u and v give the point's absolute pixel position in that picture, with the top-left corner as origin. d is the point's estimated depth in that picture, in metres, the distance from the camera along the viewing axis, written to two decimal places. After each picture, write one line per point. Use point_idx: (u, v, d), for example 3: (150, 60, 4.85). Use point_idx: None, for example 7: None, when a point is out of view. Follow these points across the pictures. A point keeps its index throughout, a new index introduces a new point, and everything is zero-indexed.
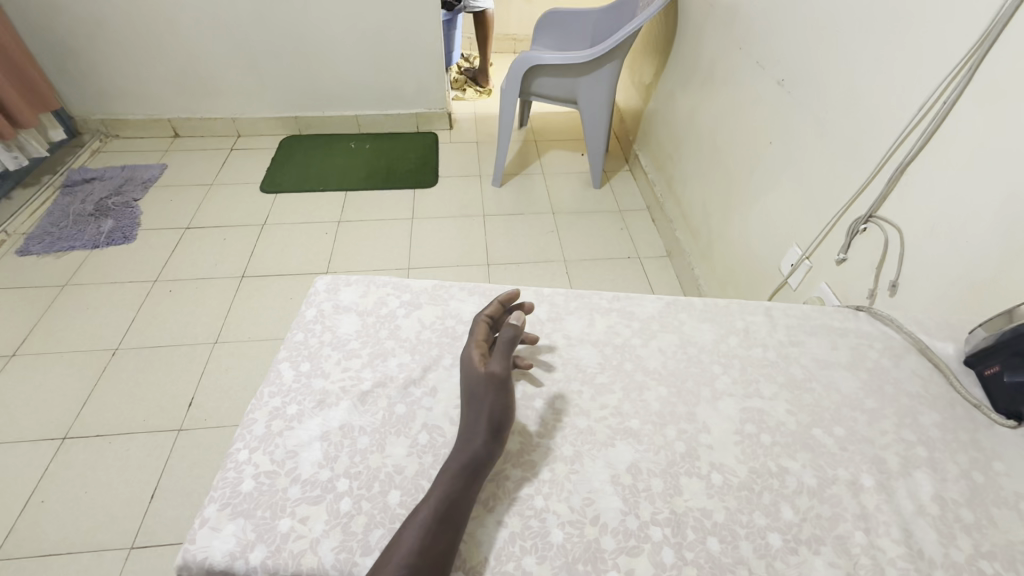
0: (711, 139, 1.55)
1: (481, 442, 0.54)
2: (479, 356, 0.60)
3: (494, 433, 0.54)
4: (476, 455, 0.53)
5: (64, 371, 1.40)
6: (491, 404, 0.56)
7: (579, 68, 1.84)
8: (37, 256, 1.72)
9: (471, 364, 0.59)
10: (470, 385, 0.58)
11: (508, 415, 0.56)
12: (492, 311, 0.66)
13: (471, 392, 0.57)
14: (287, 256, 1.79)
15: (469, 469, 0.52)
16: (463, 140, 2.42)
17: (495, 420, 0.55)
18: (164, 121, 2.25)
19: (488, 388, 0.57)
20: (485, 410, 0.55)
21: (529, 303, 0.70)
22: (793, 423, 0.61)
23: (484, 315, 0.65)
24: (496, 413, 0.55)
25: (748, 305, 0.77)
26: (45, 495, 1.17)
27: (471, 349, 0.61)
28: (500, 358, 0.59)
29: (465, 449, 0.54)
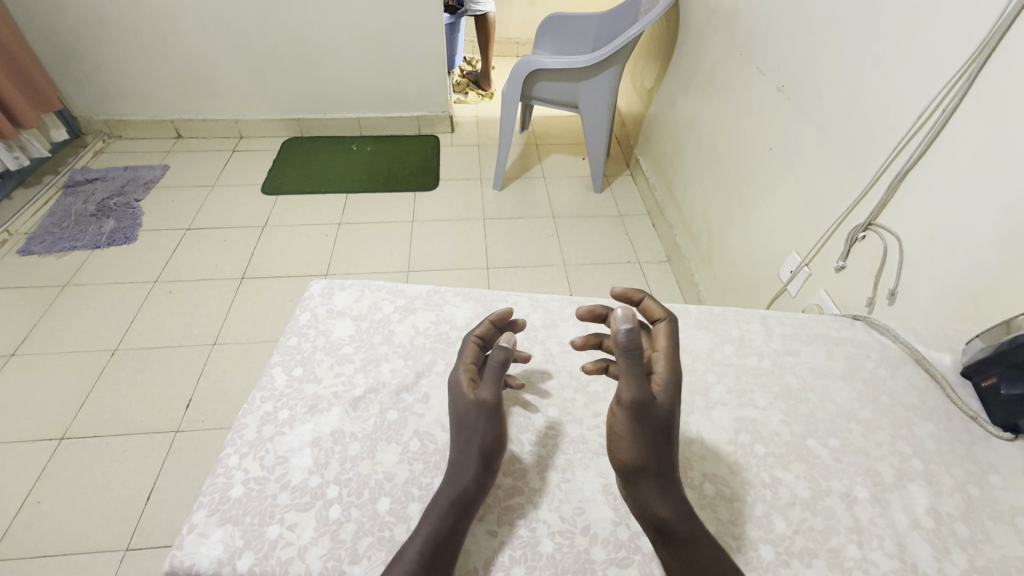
0: (711, 144, 1.55)
1: (472, 475, 0.52)
2: (468, 381, 0.57)
3: (484, 466, 0.53)
4: (466, 489, 0.51)
5: (63, 372, 1.41)
6: (482, 434, 0.53)
7: (579, 71, 1.84)
8: (38, 257, 1.72)
9: (459, 390, 0.56)
10: (459, 413, 0.55)
11: (499, 446, 0.54)
12: (482, 331, 0.62)
13: (460, 420, 0.55)
14: (286, 257, 1.80)
15: (459, 504, 0.50)
16: (465, 143, 2.43)
17: (485, 451, 0.53)
18: (166, 121, 2.27)
19: (479, 418, 0.54)
20: (476, 440, 0.53)
21: (522, 320, 0.66)
22: (787, 434, 0.61)
23: (473, 335, 0.61)
24: (487, 444, 0.53)
25: (744, 313, 0.76)
26: (42, 495, 1.17)
27: (459, 373, 0.58)
28: (490, 384, 0.55)
29: (454, 482, 0.52)
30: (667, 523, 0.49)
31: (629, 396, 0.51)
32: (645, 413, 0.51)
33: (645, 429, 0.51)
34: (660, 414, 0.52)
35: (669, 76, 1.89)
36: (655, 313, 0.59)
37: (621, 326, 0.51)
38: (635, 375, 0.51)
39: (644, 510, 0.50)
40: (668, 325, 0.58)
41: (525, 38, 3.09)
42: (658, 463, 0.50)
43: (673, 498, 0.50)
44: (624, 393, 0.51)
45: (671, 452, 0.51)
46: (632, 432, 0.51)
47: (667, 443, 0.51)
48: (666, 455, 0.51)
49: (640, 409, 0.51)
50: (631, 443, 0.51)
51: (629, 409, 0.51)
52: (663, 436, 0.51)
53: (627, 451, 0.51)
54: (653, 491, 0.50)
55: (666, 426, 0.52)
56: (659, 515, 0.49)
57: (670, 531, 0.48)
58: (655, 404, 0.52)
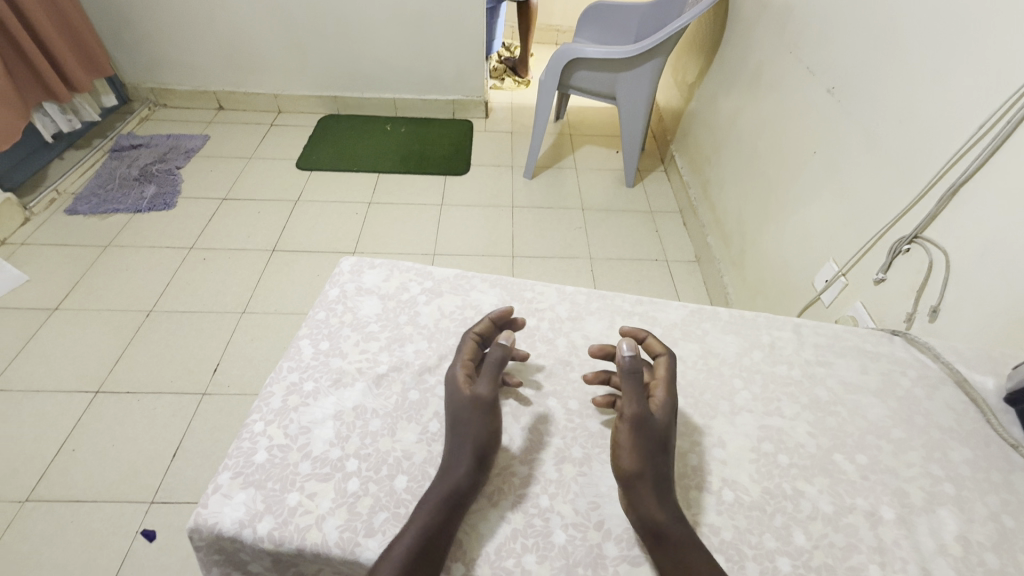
0: (753, 142, 1.50)
1: (464, 470, 0.52)
2: (465, 376, 0.59)
3: (480, 460, 0.52)
4: (460, 483, 0.51)
5: (101, 328, 1.47)
6: (477, 428, 0.54)
7: (619, 62, 1.80)
8: (84, 217, 1.80)
9: (456, 384, 0.58)
10: (455, 408, 0.56)
11: (493, 441, 0.54)
12: (482, 329, 0.63)
13: (456, 415, 0.55)
14: (315, 231, 1.83)
15: (456, 495, 0.50)
16: (498, 129, 2.41)
17: (479, 446, 0.53)
18: (209, 93, 2.32)
19: (473, 413, 0.55)
20: (470, 435, 0.53)
21: (521, 319, 0.67)
22: (812, 446, 0.59)
23: (473, 332, 0.63)
24: (481, 438, 0.53)
25: (776, 319, 0.74)
26: (77, 444, 1.23)
27: (456, 369, 0.59)
28: (487, 380, 0.58)
29: (450, 474, 0.51)
30: (663, 528, 0.48)
31: (631, 410, 0.53)
32: (644, 427, 0.53)
33: (645, 440, 0.52)
34: (659, 430, 0.53)
35: (713, 70, 1.83)
36: (656, 349, 0.62)
37: (625, 354, 0.58)
38: (635, 391, 0.54)
39: (640, 514, 0.49)
40: (667, 358, 0.60)
41: (566, 26, 3.04)
42: (655, 470, 0.51)
43: (669, 505, 0.50)
44: (626, 407, 0.54)
45: (668, 464, 0.52)
46: (634, 441, 0.52)
47: (665, 456, 0.52)
48: (662, 465, 0.52)
49: (640, 422, 0.53)
50: (632, 451, 0.52)
51: (631, 422, 0.53)
52: (662, 448, 0.52)
53: (627, 458, 0.52)
54: (652, 496, 0.50)
55: (665, 441, 0.53)
56: (654, 518, 0.49)
57: (664, 534, 0.48)
58: (654, 421, 0.53)
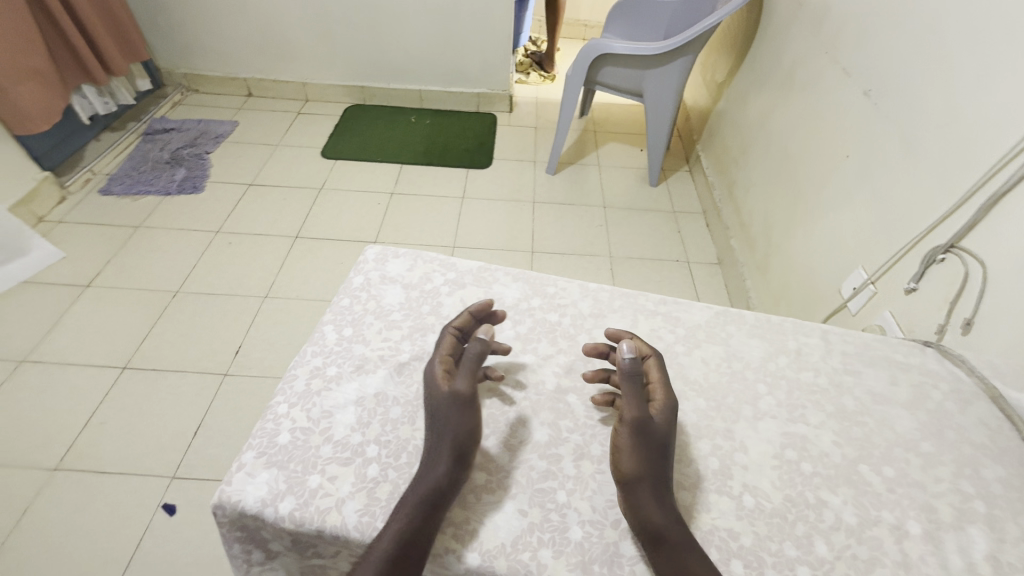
0: (782, 145, 1.47)
1: (444, 469, 0.51)
2: (443, 373, 0.58)
3: (458, 458, 0.52)
4: (439, 483, 0.50)
5: (130, 306, 1.51)
6: (456, 425, 0.54)
7: (649, 59, 1.78)
8: (116, 197, 1.85)
9: (434, 382, 0.57)
10: (433, 405, 0.56)
11: (472, 437, 0.54)
12: (460, 323, 0.62)
13: (435, 412, 0.55)
14: (337, 220, 1.85)
15: (434, 496, 0.49)
16: (522, 124, 2.41)
17: (458, 444, 0.52)
18: (239, 80, 2.36)
19: (452, 409, 0.55)
20: (449, 433, 0.53)
21: (500, 312, 0.66)
22: (838, 456, 0.58)
23: (452, 327, 0.62)
24: (460, 436, 0.53)
25: (803, 325, 0.72)
26: (104, 417, 1.27)
27: (434, 366, 0.59)
28: (466, 375, 0.57)
29: (428, 473, 0.51)
30: (662, 531, 0.47)
31: (631, 414, 0.54)
32: (645, 431, 0.52)
33: (645, 444, 0.52)
34: (658, 433, 0.53)
35: (744, 69, 1.79)
36: (643, 350, 0.60)
37: (625, 356, 0.59)
38: (636, 396, 0.55)
39: (639, 516, 0.48)
40: (656, 359, 0.59)
41: (594, 21, 3.01)
42: (655, 473, 0.50)
43: (668, 506, 0.49)
44: (626, 411, 0.54)
45: (667, 467, 0.52)
46: (634, 444, 0.52)
47: (665, 458, 0.52)
48: (662, 468, 0.51)
49: (641, 425, 0.53)
50: (632, 454, 0.52)
51: (632, 426, 0.53)
52: (661, 451, 0.52)
53: (627, 461, 0.51)
54: (651, 497, 0.49)
55: (664, 444, 0.53)
56: (653, 521, 0.48)
57: (664, 537, 0.47)
58: (654, 424, 0.53)
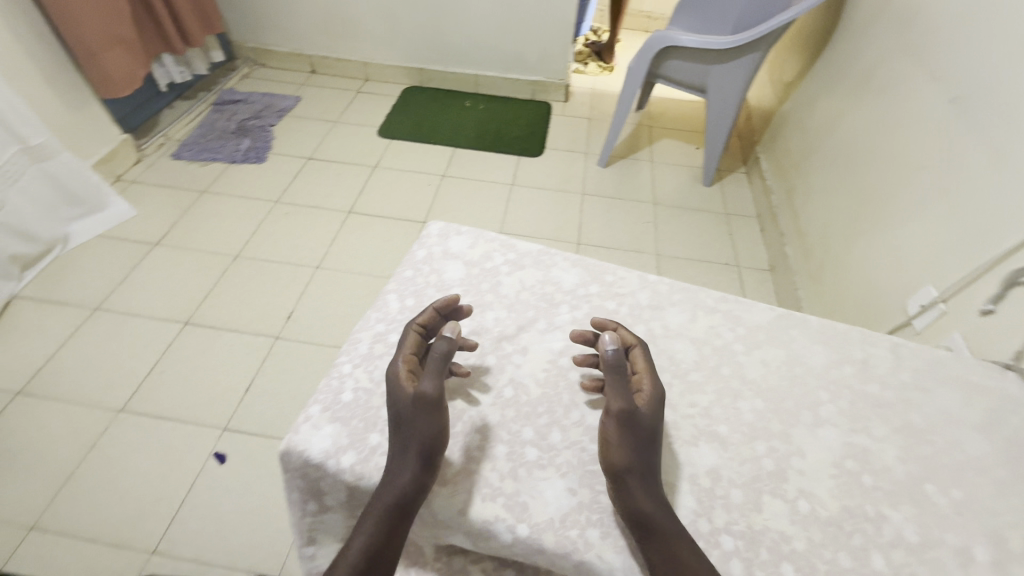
0: (851, 149, 1.40)
1: (410, 473, 0.50)
2: (407, 374, 0.55)
3: (425, 462, 0.50)
4: (405, 489, 0.49)
5: (193, 266, 1.60)
6: (423, 428, 0.51)
7: (716, 54, 1.72)
8: (186, 163, 1.95)
9: (398, 383, 0.54)
10: (396, 407, 0.52)
11: (440, 440, 0.51)
12: (424, 320, 0.60)
13: (399, 415, 0.52)
14: (389, 198, 1.89)
15: (399, 505, 0.48)
16: (576, 114, 2.38)
17: (425, 448, 0.50)
18: (305, 57, 2.44)
19: (416, 411, 0.51)
20: (415, 437, 0.51)
21: (467, 307, 0.64)
22: (901, 472, 0.56)
23: (415, 324, 0.60)
24: (426, 439, 0.50)
25: (872, 335, 0.69)
26: (165, 366, 1.35)
27: (397, 365, 0.56)
28: (432, 376, 0.53)
29: (394, 480, 0.49)
30: (651, 521, 0.47)
31: (618, 405, 0.52)
32: (632, 422, 0.51)
33: (632, 435, 0.51)
34: (646, 426, 0.52)
35: (816, 69, 1.71)
36: (629, 341, 0.60)
37: (609, 346, 0.57)
38: (621, 387, 0.53)
39: (628, 509, 0.48)
40: (641, 348, 0.59)
41: (659, 13, 2.93)
42: (644, 464, 0.50)
43: (657, 496, 0.49)
44: (613, 402, 0.53)
45: (655, 457, 0.51)
46: (622, 436, 0.51)
47: (652, 449, 0.51)
48: (650, 458, 0.51)
49: (628, 417, 0.52)
50: (620, 445, 0.51)
51: (617, 418, 0.52)
52: (649, 442, 0.51)
53: (616, 452, 0.50)
54: (640, 488, 0.49)
55: (651, 437, 0.52)
56: (643, 511, 0.47)
57: (654, 526, 0.47)
58: (640, 415, 0.52)
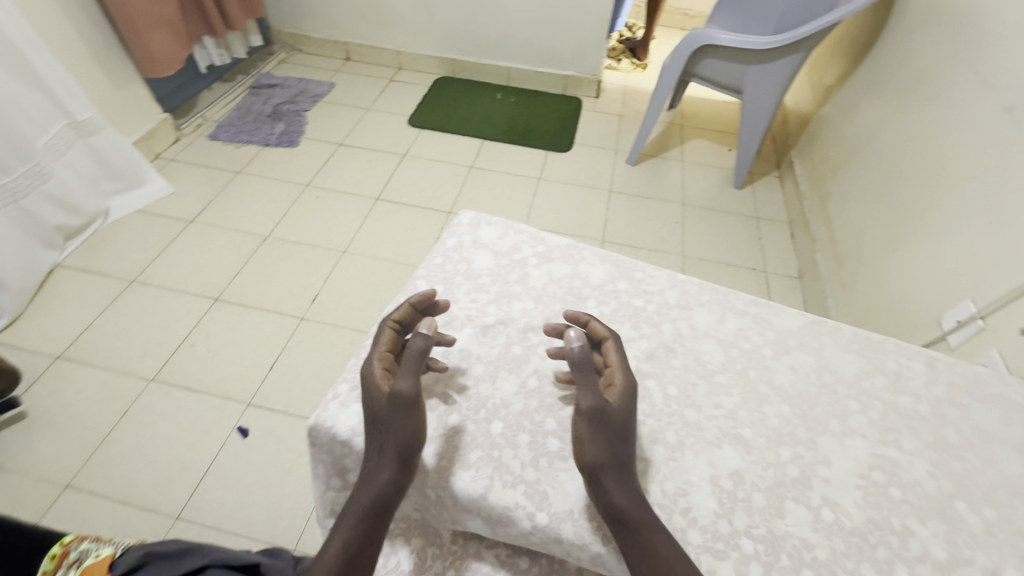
0: (893, 158, 1.36)
1: (388, 474, 0.50)
2: (382, 372, 0.54)
3: (402, 462, 0.50)
4: (383, 489, 0.49)
5: (225, 245, 1.64)
6: (400, 428, 0.51)
7: (755, 54, 1.68)
8: (222, 144, 2.00)
9: (374, 382, 0.53)
10: (372, 407, 0.52)
11: (418, 439, 0.52)
12: (400, 316, 0.60)
13: (375, 415, 0.52)
14: (416, 187, 1.91)
15: (377, 505, 0.49)
16: (607, 111, 2.36)
17: (403, 448, 0.50)
18: (341, 44, 2.46)
19: (392, 410, 0.51)
20: (392, 437, 0.50)
21: (444, 302, 0.64)
22: (931, 487, 0.54)
23: (390, 320, 0.59)
24: (404, 439, 0.51)
25: (907, 348, 0.67)
26: (195, 340, 1.40)
27: (373, 364, 0.55)
28: (408, 375, 0.53)
29: (371, 481, 0.50)
30: (625, 516, 0.47)
31: (587, 402, 0.52)
32: (603, 418, 0.51)
33: (604, 431, 0.51)
34: (618, 421, 0.52)
35: (859, 72, 1.66)
36: (601, 334, 0.60)
37: (575, 343, 0.55)
38: (589, 383, 0.53)
39: (604, 504, 0.48)
40: (613, 342, 0.59)
41: (697, 11, 2.88)
42: (617, 460, 0.50)
43: (633, 490, 0.49)
44: (582, 400, 0.52)
45: (629, 451, 0.51)
46: (593, 434, 0.51)
47: (625, 444, 0.52)
48: (623, 453, 0.51)
49: (598, 414, 0.51)
50: (593, 442, 0.51)
51: (588, 415, 0.52)
52: (621, 437, 0.52)
53: (589, 450, 0.50)
54: (614, 483, 0.49)
55: (623, 431, 0.52)
56: (618, 506, 0.48)
57: (629, 520, 0.47)
58: (612, 411, 0.52)
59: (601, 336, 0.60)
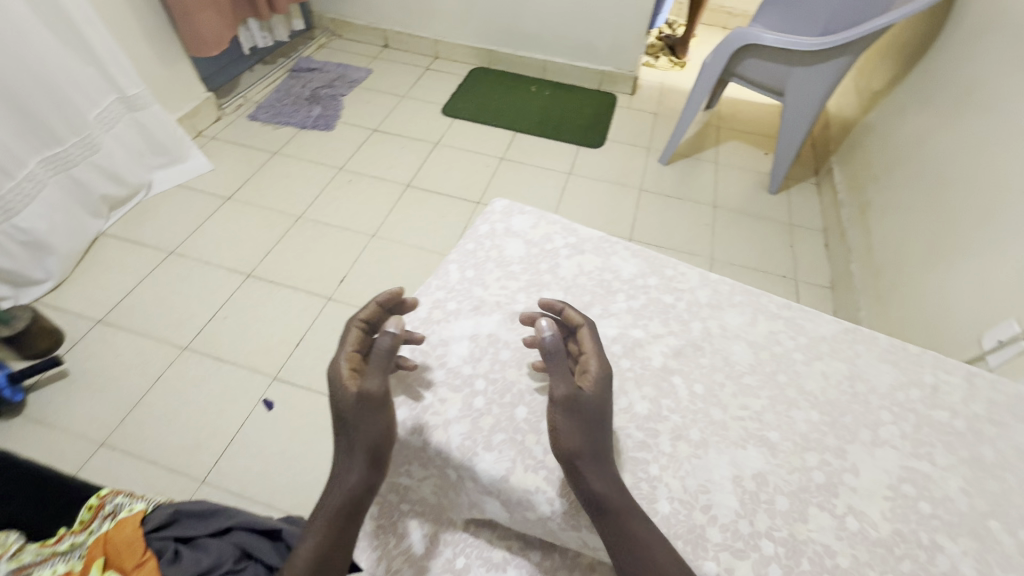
0: (940, 170, 1.31)
1: (358, 475, 0.51)
2: (349, 372, 0.54)
3: (372, 463, 0.51)
4: (354, 491, 0.51)
5: (259, 223, 1.69)
6: (369, 431, 0.51)
7: (800, 55, 1.63)
8: (261, 124, 2.05)
9: (340, 383, 0.53)
10: (340, 408, 0.52)
11: (389, 438, 0.52)
12: (367, 315, 0.59)
13: (343, 417, 0.52)
14: (446, 177, 1.92)
15: (350, 505, 0.51)
16: (642, 108, 2.33)
17: (372, 449, 0.51)
18: (380, 31, 2.49)
19: (361, 411, 0.51)
20: (361, 440, 0.51)
21: (412, 299, 0.64)
22: (963, 504, 0.53)
23: (357, 320, 0.59)
24: (374, 441, 0.51)
25: (946, 362, 0.65)
26: (226, 313, 1.44)
27: (340, 364, 0.55)
28: (376, 374, 0.53)
29: (343, 483, 0.51)
30: (603, 502, 0.48)
31: (561, 392, 0.52)
32: (577, 407, 0.52)
33: (579, 419, 0.52)
34: (591, 410, 0.53)
35: (910, 78, 1.60)
36: (575, 321, 0.60)
37: (545, 333, 0.55)
38: (562, 372, 0.53)
39: (582, 492, 0.49)
40: (589, 329, 0.59)
41: (740, 9, 2.81)
42: (594, 447, 0.51)
43: (610, 476, 0.50)
44: (556, 390, 0.53)
45: (604, 438, 0.52)
46: (569, 422, 0.52)
47: (600, 431, 0.52)
48: (600, 440, 0.52)
49: (571, 403, 0.52)
50: (569, 430, 0.51)
51: (562, 404, 0.52)
52: (596, 424, 0.52)
53: (566, 438, 0.51)
54: (592, 471, 0.49)
55: (598, 418, 0.53)
56: (597, 493, 0.49)
57: (607, 506, 0.48)
58: (585, 400, 0.53)
59: (575, 324, 0.61)
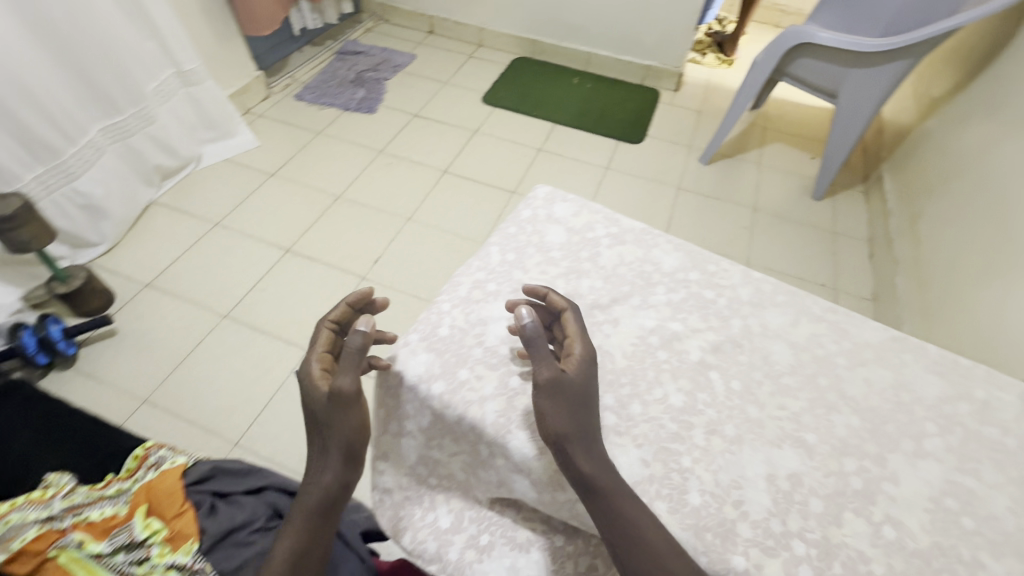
0: (1002, 183, 1.24)
1: (332, 474, 0.54)
2: (321, 372, 0.56)
3: (346, 460, 0.54)
4: (330, 488, 0.54)
5: (300, 200, 1.73)
6: (342, 431, 0.54)
7: (858, 56, 1.57)
8: (307, 104, 2.10)
9: (312, 383, 0.55)
10: (313, 409, 0.55)
11: (362, 435, 0.55)
12: (336, 317, 0.61)
13: (316, 416, 0.54)
14: (483, 164, 1.93)
15: (326, 502, 0.54)
16: (686, 105, 2.28)
17: (346, 447, 0.54)
18: (426, 17, 2.51)
19: (333, 409, 0.53)
20: (334, 440, 0.54)
21: (382, 300, 0.65)
22: (1009, 523, 0.51)
23: (328, 321, 0.61)
24: (348, 438, 0.54)
25: (1000, 377, 0.63)
26: (266, 285, 1.49)
27: (311, 365, 0.57)
28: (348, 372, 0.53)
29: (318, 482, 0.54)
30: (592, 482, 0.49)
31: (545, 374, 0.53)
32: (562, 389, 0.52)
33: (565, 400, 0.52)
34: (575, 392, 0.53)
35: (975, 84, 1.52)
36: (560, 306, 0.61)
37: (525, 319, 0.55)
38: (545, 356, 0.54)
39: (571, 472, 0.50)
40: (571, 313, 0.60)
41: (795, 7, 2.71)
42: (581, 429, 0.51)
43: (597, 456, 0.51)
44: (540, 373, 0.53)
45: (589, 419, 0.53)
46: (555, 404, 0.52)
47: (585, 412, 0.53)
48: (585, 421, 0.52)
49: (557, 385, 0.52)
50: (556, 412, 0.51)
51: (546, 387, 0.52)
52: (581, 406, 0.53)
53: (553, 419, 0.51)
54: (580, 452, 0.50)
55: (582, 399, 0.54)
56: (586, 473, 0.49)
57: (597, 486, 0.49)
58: (569, 382, 0.53)
59: (556, 309, 0.61)
